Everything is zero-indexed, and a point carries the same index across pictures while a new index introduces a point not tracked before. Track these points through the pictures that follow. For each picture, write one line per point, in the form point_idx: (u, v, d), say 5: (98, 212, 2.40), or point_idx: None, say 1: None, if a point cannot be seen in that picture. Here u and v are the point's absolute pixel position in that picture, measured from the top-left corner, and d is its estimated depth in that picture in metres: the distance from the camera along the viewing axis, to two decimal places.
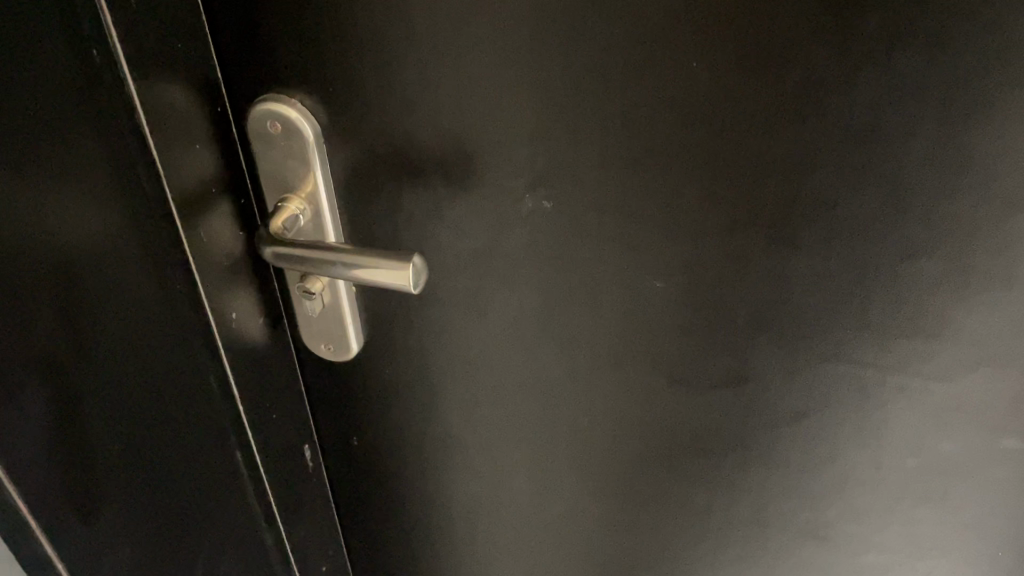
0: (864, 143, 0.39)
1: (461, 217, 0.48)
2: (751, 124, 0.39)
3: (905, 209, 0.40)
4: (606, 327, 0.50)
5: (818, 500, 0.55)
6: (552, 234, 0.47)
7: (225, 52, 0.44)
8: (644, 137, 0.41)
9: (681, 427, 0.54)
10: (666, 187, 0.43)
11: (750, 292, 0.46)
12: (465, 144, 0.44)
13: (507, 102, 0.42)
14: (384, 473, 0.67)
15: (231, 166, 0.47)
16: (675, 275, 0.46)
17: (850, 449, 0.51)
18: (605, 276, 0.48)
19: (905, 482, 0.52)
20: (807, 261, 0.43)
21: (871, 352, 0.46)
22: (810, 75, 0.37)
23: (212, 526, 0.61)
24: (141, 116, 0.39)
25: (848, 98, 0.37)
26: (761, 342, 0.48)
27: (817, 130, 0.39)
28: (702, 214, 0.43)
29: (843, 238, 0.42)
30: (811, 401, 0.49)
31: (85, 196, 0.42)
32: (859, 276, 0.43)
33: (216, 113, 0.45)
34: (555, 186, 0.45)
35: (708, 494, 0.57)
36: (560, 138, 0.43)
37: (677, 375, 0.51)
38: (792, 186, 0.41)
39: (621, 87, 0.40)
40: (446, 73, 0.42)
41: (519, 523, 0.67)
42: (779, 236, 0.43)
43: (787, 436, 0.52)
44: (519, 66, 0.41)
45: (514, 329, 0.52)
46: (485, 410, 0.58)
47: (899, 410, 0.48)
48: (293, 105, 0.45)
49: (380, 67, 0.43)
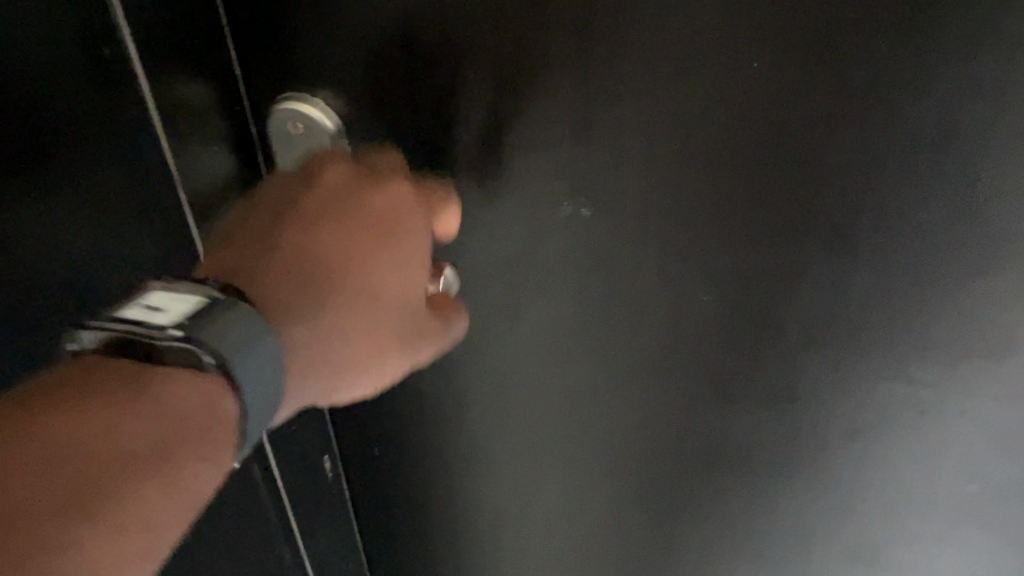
0: (939, 148, 0.35)
1: (494, 224, 0.45)
2: (815, 128, 0.36)
3: (979, 220, 0.37)
4: (647, 337, 0.47)
5: (867, 521, 0.51)
6: (592, 243, 0.44)
7: (245, 53, 0.41)
8: (696, 140, 0.38)
9: (720, 443, 0.51)
10: (717, 193, 0.40)
11: (803, 306, 0.42)
12: (501, 147, 0.42)
13: (547, 101, 0.39)
14: (405, 487, 0.64)
15: (249, 171, 0.45)
16: (721, 287, 0.43)
17: (905, 470, 0.47)
18: (647, 284, 0.45)
19: (962, 508, 0.48)
20: (870, 274, 0.40)
21: (932, 370, 0.43)
22: (884, 76, 0.34)
23: (235, 539, 0.58)
24: (149, 103, 0.38)
25: (923, 99, 0.34)
26: (813, 358, 0.44)
27: (885, 133, 0.35)
28: (754, 221, 0.40)
29: (910, 250, 0.39)
30: (864, 421, 0.46)
31: (92, 181, 0.40)
32: (927, 289, 0.40)
33: (234, 113, 0.43)
34: (597, 191, 0.42)
35: (748, 511, 0.54)
36: (601, 143, 0.40)
37: (722, 390, 0.48)
38: (856, 195, 0.38)
39: (672, 87, 0.37)
40: (479, 72, 0.39)
41: (545, 537, 0.64)
42: (841, 247, 0.40)
43: (836, 457, 0.49)
44: (559, 64, 0.38)
45: (548, 338, 0.50)
46: (512, 421, 0.55)
47: (959, 432, 0.45)
48: (315, 101, 0.42)
49: (411, 63, 0.40)
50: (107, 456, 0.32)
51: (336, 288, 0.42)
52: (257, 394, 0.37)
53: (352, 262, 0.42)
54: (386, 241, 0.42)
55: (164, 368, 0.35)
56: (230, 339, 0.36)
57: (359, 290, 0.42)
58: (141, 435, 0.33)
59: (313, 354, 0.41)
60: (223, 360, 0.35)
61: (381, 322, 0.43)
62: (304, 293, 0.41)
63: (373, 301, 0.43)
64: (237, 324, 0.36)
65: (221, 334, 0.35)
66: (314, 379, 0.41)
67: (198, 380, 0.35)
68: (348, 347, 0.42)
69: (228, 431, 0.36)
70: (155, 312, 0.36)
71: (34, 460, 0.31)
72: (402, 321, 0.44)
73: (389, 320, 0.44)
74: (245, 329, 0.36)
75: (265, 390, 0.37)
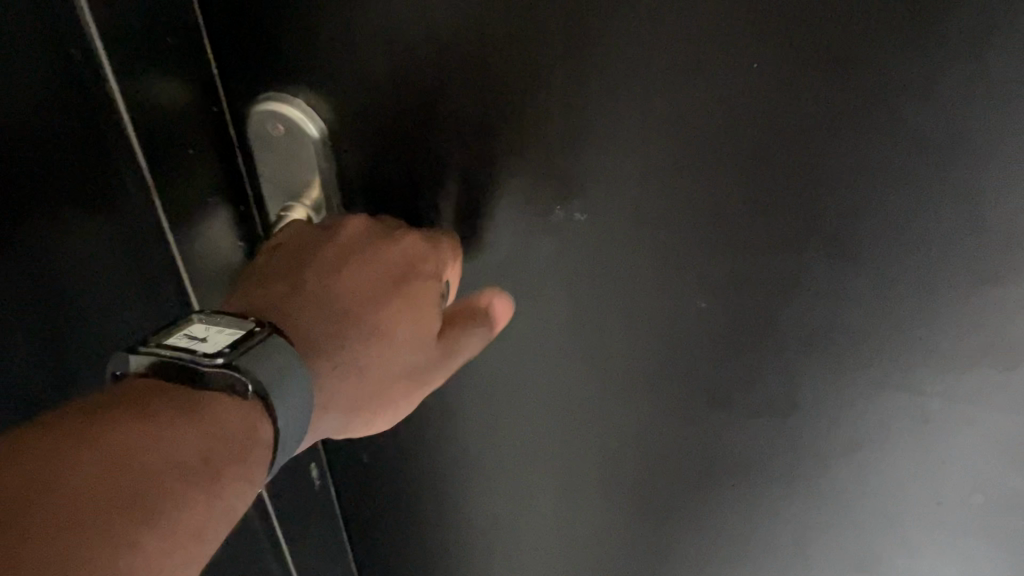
0: (947, 153, 0.33)
1: (485, 226, 0.44)
2: (815, 132, 0.35)
3: (988, 226, 0.35)
4: (642, 345, 0.46)
5: (870, 531, 0.50)
6: (585, 248, 0.42)
7: (225, 53, 0.41)
8: (689, 143, 0.37)
9: (717, 452, 0.50)
10: (714, 198, 0.38)
11: (804, 314, 0.41)
12: (489, 148, 0.40)
13: (535, 102, 0.38)
14: (394, 497, 0.63)
15: (230, 174, 0.45)
16: (718, 294, 0.42)
17: (909, 481, 0.46)
18: (642, 291, 0.43)
19: (969, 519, 0.46)
20: (874, 282, 0.39)
21: (937, 382, 0.41)
22: (888, 78, 0.32)
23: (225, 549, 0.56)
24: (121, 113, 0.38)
25: (929, 102, 0.32)
26: (814, 367, 0.43)
27: (888, 137, 0.34)
28: (752, 227, 0.39)
29: (916, 257, 0.37)
30: (865, 433, 0.45)
31: (70, 186, 0.39)
32: (933, 298, 0.38)
33: (212, 115, 0.43)
34: (588, 194, 0.40)
35: (748, 521, 0.53)
36: (591, 145, 0.39)
37: (719, 399, 0.47)
38: (860, 200, 0.36)
39: (663, 89, 0.36)
40: (463, 71, 0.38)
41: (539, 545, 0.62)
42: (844, 254, 0.38)
43: (838, 466, 0.47)
44: (547, 64, 0.36)
45: (539, 345, 0.48)
46: (503, 429, 0.54)
47: (966, 444, 0.43)
48: (295, 103, 0.42)
49: (394, 61, 0.39)
50: (170, 465, 0.31)
51: (355, 331, 0.41)
52: (292, 422, 0.36)
53: (364, 305, 0.42)
54: (401, 287, 0.43)
55: (207, 392, 0.34)
56: (267, 367, 0.35)
57: (374, 328, 0.42)
58: (193, 449, 0.32)
59: (332, 388, 0.40)
60: (262, 388, 0.35)
61: (394, 365, 0.43)
62: (325, 330, 0.40)
63: (389, 339, 0.42)
64: (269, 352, 0.36)
65: (258, 360, 0.35)
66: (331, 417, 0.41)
67: (240, 403, 0.35)
68: (366, 388, 0.41)
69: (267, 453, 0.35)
70: (198, 342, 0.36)
71: (98, 467, 0.29)
72: (412, 359, 0.43)
73: (403, 363, 0.43)
74: (281, 359, 0.36)
75: (297, 421, 0.37)
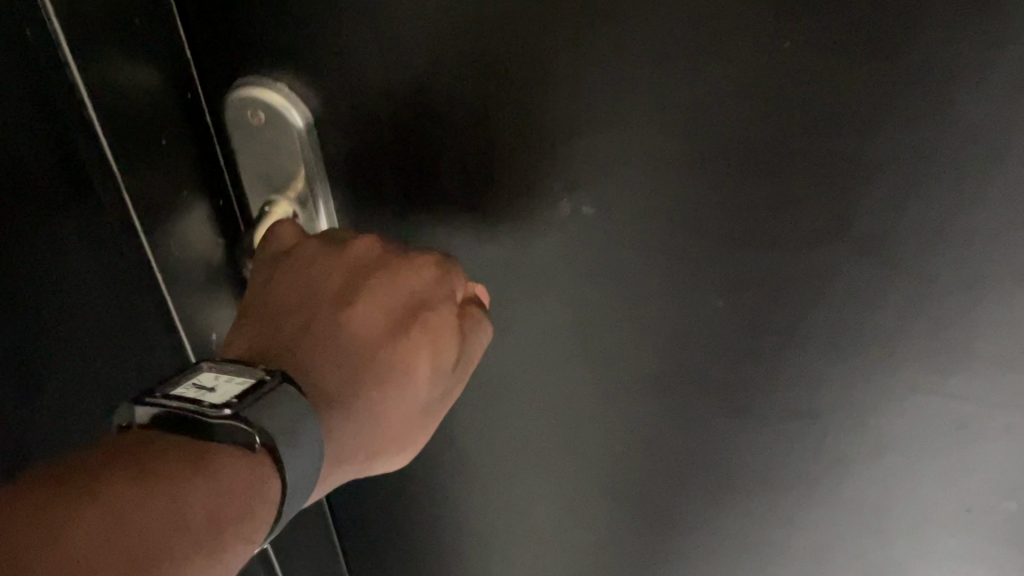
0: (993, 138, 0.31)
1: (484, 222, 0.41)
2: (847, 117, 0.32)
3: None
4: (653, 346, 0.43)
5: (893, 540, 0.47)
6: (592, 244, 0.39)
7: (199, 34, 0.38)
8: (708, 131, 0.34)
9: (731, 457, 0.47)
10: (734, 189, 0.35)
11: (828, 313, 0.38)
12: (489, 138, 0.37)
13: (539, 87, 0.35)
14: (388, 503, 0.60)
15: (206, 164, 0.42)
16: (737, 291, 0.39)
17: (938, 488, 0.43)
18: (653, 289, 0.40)
19: (1000, 529, 0.44)
20: (907, 279, 0.36)
21: (971, 385, 0.38)
22: (929, 56, 0.30)
23: None
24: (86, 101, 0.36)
25: (975, 83, 0.30)
26: (837, 369, 0.40)
27: (929, 122, 0.31)
28: (776, 220, 0.36)
29: (955, 252, 0.34)
30: (891, 437, 0.42)
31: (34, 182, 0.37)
32: (971, 296, 0.35)
33: (184, 101, 0.39)
34: (597, 187, 0.37)
35: (762, 528, 0.50)
36: (600, 133, 0.35)
37: (735, 402, 0.44)
38: (895, 191, 0.33)
39: (681, 71, 0.33)
40: (461, 56, 0.35)
41: (540, 552, 0.59)
42: (875, 250, 0.35)
43: (859, 472, 0.44)
44: (553, 45, 0.33)
45: (542, 346, 0.45)
46: (503, 433, 0.51)
47: (1001, 450, 0.40)
48: (277, 88, 0.38)
49: (385, 44, 0.36)
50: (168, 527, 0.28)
51: (371, 373, 0.37)
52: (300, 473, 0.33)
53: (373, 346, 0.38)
54: (417, 318, 0.38)
55: (215, 445, 0.31)
56: (276, 414, 0.32)
57: (386, 371, 0.38)
58: (198, 507, 0.29)
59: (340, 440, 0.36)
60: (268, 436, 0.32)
61: (418, 403, 0.39)
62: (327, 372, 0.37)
63: (404, 380, 0.38)
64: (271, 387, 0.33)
65: (266, 410, 0.32)
66: (354, 460, 0.37)
67: (247, 460, 0.31)
68: (386, 428, 0.38)
69: (272, 511, 0.32)
70: (206, 393, 0.33)
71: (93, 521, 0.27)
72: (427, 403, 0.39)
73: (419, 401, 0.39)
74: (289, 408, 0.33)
75: (307, 472, 0.33)
